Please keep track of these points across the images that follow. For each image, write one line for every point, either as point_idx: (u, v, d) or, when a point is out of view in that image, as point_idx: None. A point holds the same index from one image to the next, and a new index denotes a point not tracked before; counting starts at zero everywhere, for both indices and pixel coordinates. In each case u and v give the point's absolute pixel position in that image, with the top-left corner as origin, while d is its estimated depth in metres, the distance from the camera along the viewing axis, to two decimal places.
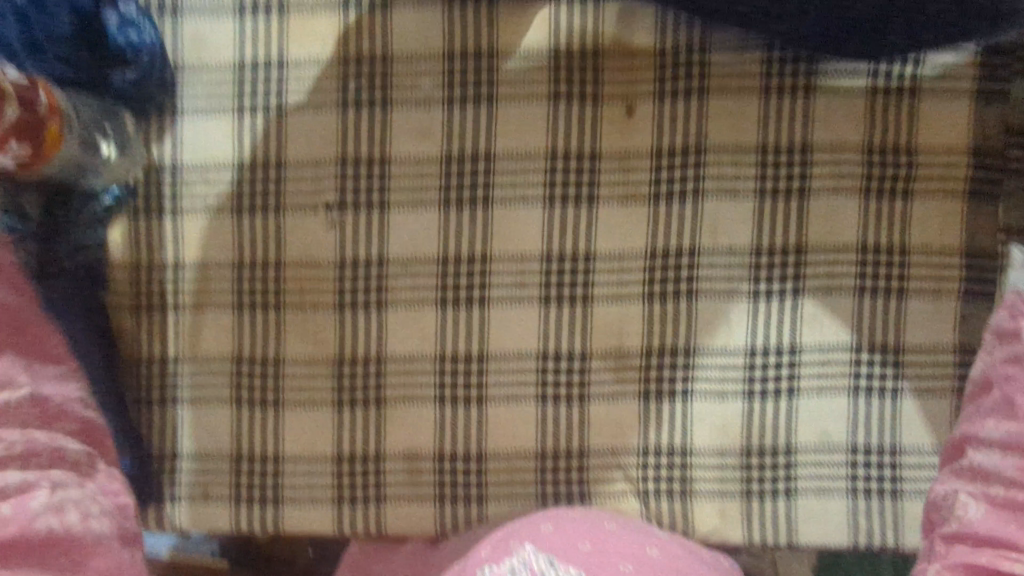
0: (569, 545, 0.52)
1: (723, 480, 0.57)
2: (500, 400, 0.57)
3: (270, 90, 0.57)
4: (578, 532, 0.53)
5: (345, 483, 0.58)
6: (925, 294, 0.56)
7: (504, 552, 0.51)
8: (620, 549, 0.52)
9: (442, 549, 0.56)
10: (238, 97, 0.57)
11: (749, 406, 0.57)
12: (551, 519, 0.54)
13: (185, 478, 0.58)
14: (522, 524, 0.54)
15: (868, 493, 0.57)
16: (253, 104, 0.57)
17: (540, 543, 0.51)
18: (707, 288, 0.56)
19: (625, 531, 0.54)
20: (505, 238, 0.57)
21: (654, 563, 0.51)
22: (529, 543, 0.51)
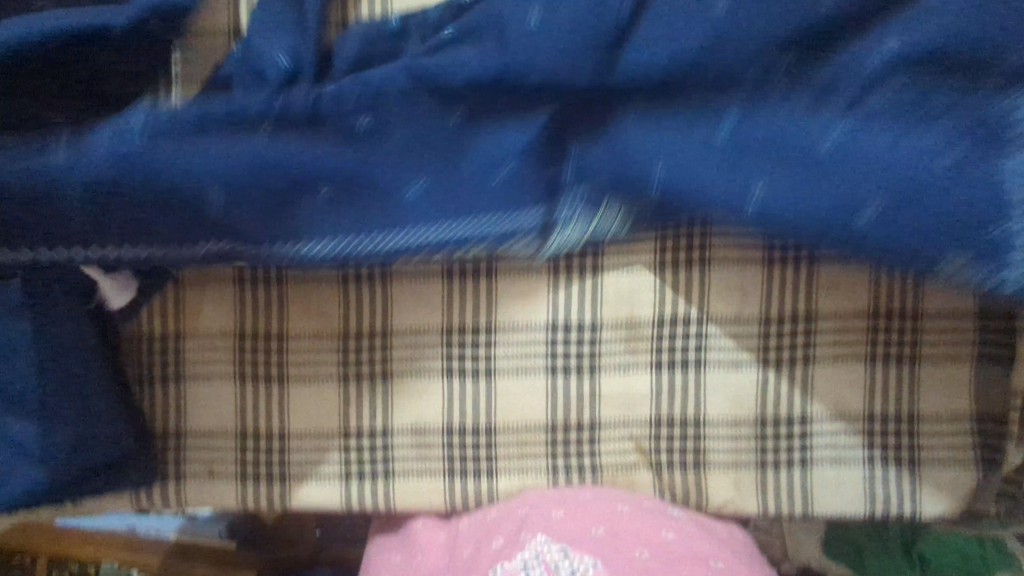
0: (581, 532, 0.53)
1: (737, 450, 0.56)
2: (509, 373, 0.56)
3: None
4: (589, 517, 0.54)
5: (352, 459, 0.57)
6: None
7: (517, 544, 0.53)
8: (631, 534, 0.53)
9: (458, 534, 0.57)
10: (215, 57, 0.52)
11: (764, 375, 0.55)
12: (560, 503, 0.55)
13: (191, 455, 0.58)
14: (532, 511, 0.55)
15: (884, 462, 0.56)
16: None
17: (551, 533, 0.53)
18: (720, 256, 0.54)
19: (637, 513, 0.55)
20: None
21: (670, 548, 0.53)
22: (541, 534, 0.53)
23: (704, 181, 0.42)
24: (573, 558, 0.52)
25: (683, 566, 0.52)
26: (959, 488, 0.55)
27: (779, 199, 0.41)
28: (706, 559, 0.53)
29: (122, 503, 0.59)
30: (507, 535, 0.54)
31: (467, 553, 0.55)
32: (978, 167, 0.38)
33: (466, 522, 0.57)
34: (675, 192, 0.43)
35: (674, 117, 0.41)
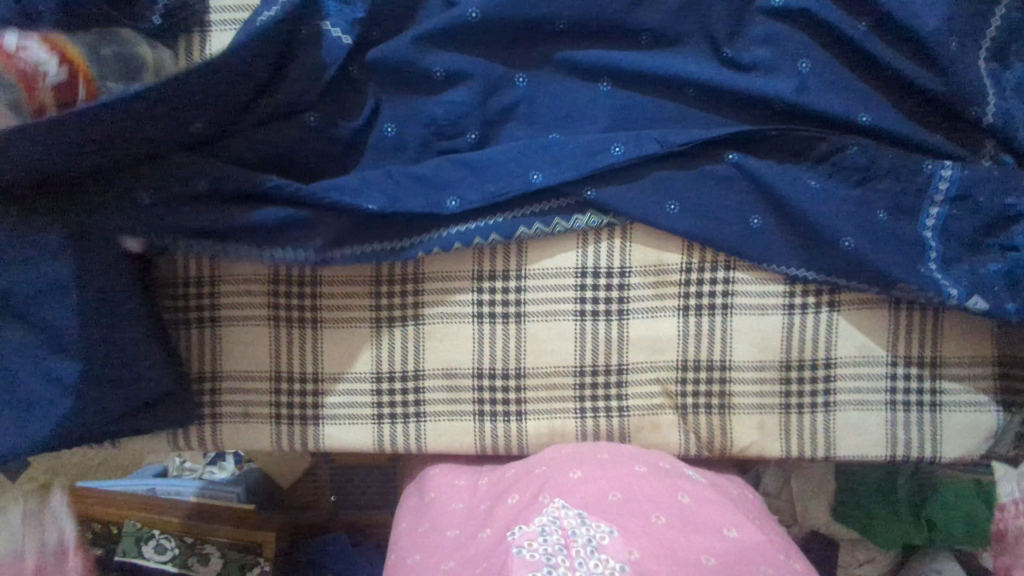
0: (599, 496, 0.51)
1: (762, 393, 0.58)
2: (540, 316, 0.57)
3: None
4: (607, 482, 0.52)
5: (384, 400, 0.58)
6: None
7: (534, 509, 0.50)
8: (654, 498, 0.51)
9: (476, 489, 0.58)
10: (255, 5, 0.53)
11: (790, 319, 0.56)
12: (578, 465, 0.54)
13: (225, 397, 0.59)
14: (549, 469, 0.54)
15: (907, 406, 0.57)
16: None
17: (568, 498, 0.50)
18: None
19: (656, 475, 0.54)
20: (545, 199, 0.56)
21: (686, 513, 0.50)
22: (558, 499, 0.50)
23: (715, 207, 0.53)
24: (590, 525, 0.47)
25: (697, 531, 0.48)
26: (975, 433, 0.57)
27: (776, 235, 0.53)
28: (720, 527, 0.50)
29: (160, 441, 0.60)
30: (523, 493, 0.53)
31: (484, 505, 0.55)
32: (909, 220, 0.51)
33: (485, 483, 0.58)
34: (695, 226, 0.53)
35: (694, 157, 0.54)
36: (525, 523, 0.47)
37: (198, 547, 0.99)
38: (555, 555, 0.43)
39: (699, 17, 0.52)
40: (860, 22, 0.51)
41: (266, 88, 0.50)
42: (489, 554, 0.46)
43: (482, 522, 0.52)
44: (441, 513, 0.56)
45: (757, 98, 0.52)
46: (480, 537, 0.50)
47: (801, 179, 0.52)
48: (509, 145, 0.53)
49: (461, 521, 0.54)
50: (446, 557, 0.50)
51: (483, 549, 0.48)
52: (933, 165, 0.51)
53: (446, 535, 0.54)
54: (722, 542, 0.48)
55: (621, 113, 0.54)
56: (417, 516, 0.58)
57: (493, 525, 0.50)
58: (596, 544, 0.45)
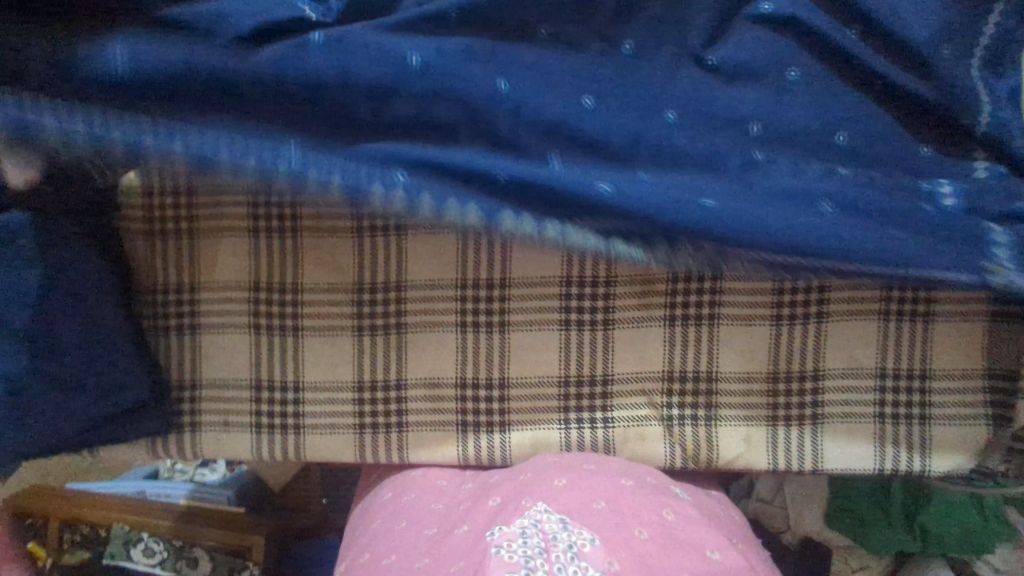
0: (583, 505, 0.50)
1: (748, 405, 0.57)
2: (524, 326, 0.56)
3: None
4: (592, 492, 0.51)
5: (366, 411, 0.58)
6: (951, 320, 0.54)
7: (515, 511, 0.49)
8: (635, 507, 0.51)
9: (459, 492, 0.56)
10: None
11: (778, 331, 0.55)
12: (564, 472, 0.53)
13: (206, 404, 0.59)
14: (535, 476, 0.53)
15: (896, 419, 0.56)
16: None
17: (552, 502, 0.49)
18: (730, 297, 0.55)
19: (643, 490, 0.53)
20: (523, 260, 0.55)
21: (669, 531, 0.49)
22: (541, 502, 0.49)
23: (759, 218, 0.42)
24: (572, 530, 0.46)
25: (679, 548, 0.48)
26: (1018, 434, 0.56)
27: (846, 226, 0.42)
28: (702, 548, 0.49)
29: (138, 451, 0.59)
30: (504, 495, 0.52)
31: (461, 508, 0.53)
32: (949, 231, 0.43)
33: (469, 485, 0.56)
34: (740, 223, 0.42)
35: (711, 167, 0.44)
36: (505, 523, 0.46)
37: (188, 550, 0.99)
38: (533, 558, 0.42)
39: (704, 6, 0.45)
40: None
41: None
42: (470, 549, 0.45)
43: (460, 520, 0.51)
44: (420, 511, 0.55)
45: None
46: (461, 531, 0.49)
47: None
48: None
49: (436, 519, 0.53)
50: (421, 555, 0.49)
51: (461, 546, 0.47)
52: (930, 182, 0.44)
53: (421, 531, 0.52)
54: (702, 562, 0.47)
55: None
56: (391, 515, 0.56)
57: (471, 521, 0.50)
58: (576, 551, 0.44)
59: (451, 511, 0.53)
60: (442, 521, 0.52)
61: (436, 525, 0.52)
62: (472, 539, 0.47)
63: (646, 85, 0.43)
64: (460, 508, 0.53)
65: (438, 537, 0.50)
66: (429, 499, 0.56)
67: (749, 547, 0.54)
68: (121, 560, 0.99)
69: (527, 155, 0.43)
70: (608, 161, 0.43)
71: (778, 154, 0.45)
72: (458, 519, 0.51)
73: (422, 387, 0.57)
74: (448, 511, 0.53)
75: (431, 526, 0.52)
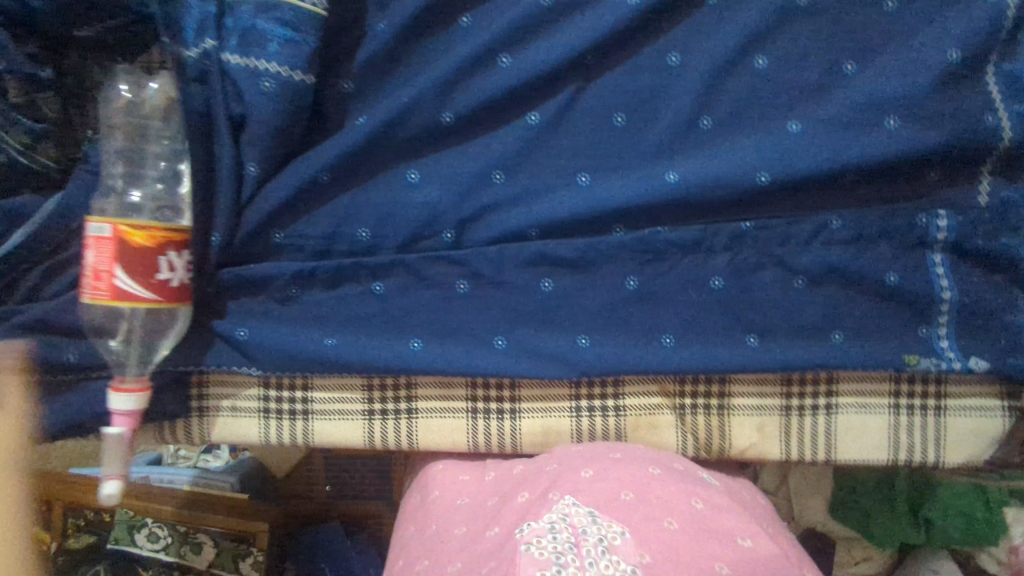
0: (609, 496, 0.49)
1: (762, 396, 0.56)
2: (539, 328, 0.54)
3: (239, 18, 0.50)
4: (619, 482, 0.51)
5: (376, 396, 0.57)
6: (969, 379, 0.55)
7: (543, 506, 0.48)
8: (665, 497, 0.50)
9: (483, 485, 0.57)
10: (219, 15, 0.51)
11: (800, 332, 0.54)
12: (590, 463, 0.53)
13: (212, 390, 0.57)
14: (560, 467, 0.53)
15: (911, 409, 0.56)
16: (236, 10, 0.50)
17: (578, 495, 0.49)
18: (740, 379, 0.56)
19: (670, 477, 0.52)
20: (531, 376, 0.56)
21: (697, 518, 0.49)
22: (567, 496, 0.49)
23: (728, 355, 0.53)
24: (601, 524, 0.45)
25: (711, 539, 0.47)
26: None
27: (776, 350, 0.54)
28: (732, 535, 0.48)
29: (146, 436, 0.58)
30: (533, 490, 0.51)
31: (491, 502, 0.54)
32: (894, 301, 0.54)
33: (495, 476, 0.57)
34: (693, 362, 0.54)
35: (686, 291, 0.54)
36: (533, 520, 0.45)
37: (191, 535, 0.98)
38: (564, 554, 0.41)
39: (662, 29, 0.53)
40: (840, 28, 0.52)
41: (255, 105, 0.51)
42: (498, 553, 0.45)
43: (488, 523, 0.50)
44: (446, 512, 0.56)
45: (738, 131, 0.53)
46: (491, 534, 0.49)
47: (795, 182, 0.53)
48: (497, 151, 0.54)
49: (466, 522, 0.53)
50: (452, 559, 0.49)
51: (495, 541, 0.47)
52: (927, 216, 0.53)
53: (449, 535, 0.52)
54: (735, 551, 0.46)
55: (609, 136, 0.54)
56: (420, 522, 0.57)
57: (501, 521, 0.50)
58: (607, 544, 0.43)
59: (479, 508, 0.54)
60: (471, 522, 0.52)
61: (465, 527, 0.52)
62: (502, 538, 0.46)
63: (626, 153, 0.54)
64: (489, 509, 0.53)
65: (468, 543, 0.50)
66: (457, 498, 0.57)
67: (772, 522, 0.55)
68: (125, 545, 0.99)
69: (526, 291, 0.54)
70: (601, 319, 0.54)
71: (739, 275, 0.54)
72: (492, 518, 0.51)
73: (435, 383, 0.57)
74: (478, 513, 0.53)
75: (462, 530, 0.52)
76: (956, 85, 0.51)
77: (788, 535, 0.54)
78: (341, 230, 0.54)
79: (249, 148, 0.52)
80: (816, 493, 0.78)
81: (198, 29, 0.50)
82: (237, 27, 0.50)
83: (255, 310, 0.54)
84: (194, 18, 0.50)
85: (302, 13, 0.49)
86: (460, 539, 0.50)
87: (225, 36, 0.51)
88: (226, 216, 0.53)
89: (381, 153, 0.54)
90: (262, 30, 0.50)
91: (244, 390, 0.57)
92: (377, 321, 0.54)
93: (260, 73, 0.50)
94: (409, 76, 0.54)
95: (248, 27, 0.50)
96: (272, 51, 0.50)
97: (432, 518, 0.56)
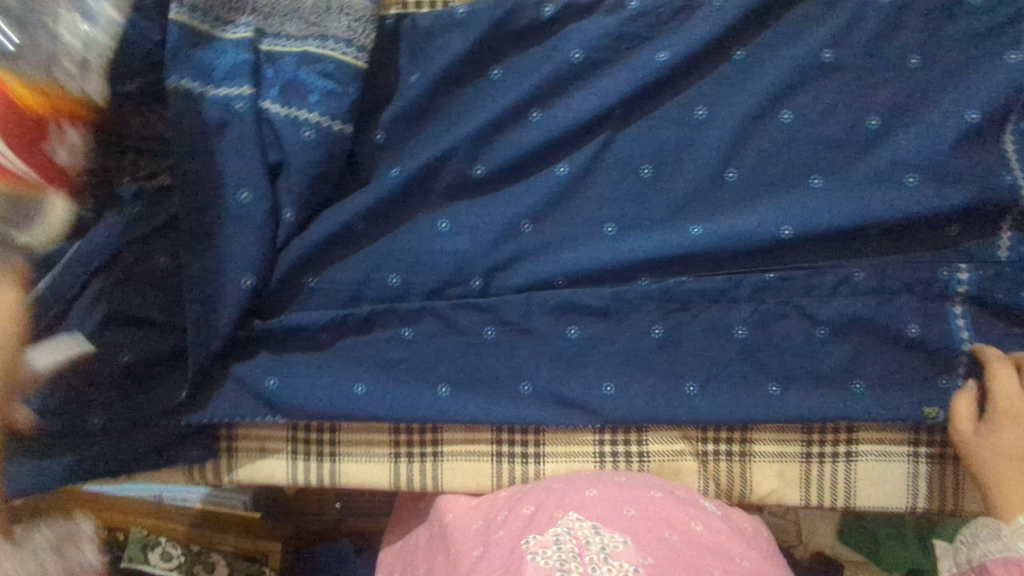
0: (614, 511, 0.51)
1: (783, 443, 0.57)
2: (561, 374, 0.55)
3: (281, 69, 0.52)
4: (623, 499, 0.52)
5: (402, 440, 0.58)
6: None
7: (547, 520, 0.50)
8: (666, 519, 0.51)
9: (495, 499, 0.57)
10: (259, 66, 0.52)
11: (821, 382, 0.55)
12: (594, 483, 0.54)
13: (242, 431, 0.58)
14: (566, 486, 0.54)
15: (929, 458, 0.56)
16: (278, 62, 0.52)
17: (583, 510, 0.51)
18: (760, 429, 0.57)
19: (672, 500, 0.54)
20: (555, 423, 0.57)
21: (697, 540, 0.51)
22: (571, 511, 0.51)
23: (748, 404, 0.54)
24: (603, 534, 0.48)
25: (708, 555, 0.49)
26: (1010, 458, 0.51)
27: (798, 401, 0.54)
28: (733, 556, 0.50)
29: (177, 476, 0.59)
30: (536, 502, 0.53)
31: (500, 515, 0.55)
32: (916, 353, 0.54)
33: (505, 492, 0.57)
34: (715, 411, 0.55)
35: (711, 340, 0.55)
36: (539, 531, 0.48)
37: (206, 555, 0.94)
38: (568, 562, 0.44)
39: (688, 84, 0.55)
40: (866, 84, 0.53)
41: (295, 156, 0.52)
42: (507, 563, 0.47)
43: (495, 530, 0.53)
44: (453, 536, 0.55)
45: (764, 183, 0.54)
46: (499, 535, 0.52)
47: (817, 238, 0.54)
48: (525, 199, 0.55)
49: (473, 531, 0.55)
50: (461, 566, 0.52)
51: (501, 547, 0.50)
52: (948, 270, 0.54)
53: (458, 542, 0.55)
54: (732, 568, 0.49)
55: (636, 186, 0.55)
56: (435, 538, 0.58)
57: (506, 526, 0.53)
58: (609, 552, 0.46)
59: (483, 521, 0.55)
60: (475, 534, 0.54)
61: (473, 539, 0.54)
62: (510, 543, 0.49)
63: (653, 202, 0.55)
64: (492, 521, 0.55)
65: (471, 552, 0.53)
66: (467, 505, 0.58)
67: (765, 543, 0.56)
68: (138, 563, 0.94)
69: (552, 339, 0.55)
70: (626, 365, 0.55)
71: (764, 325, 0.55)
72: (500, 524, 0.53)
73: (460, 427, 0.58)
74: (485, 523, 0.55)
75: (468, 531, 0.55)
76: (978, 143, 0.53)
77: (778, 556, 0.55)
78: (372, 276, 0.55)
79: (285, 195, 0.53)
80: (826, 526, 0.78)
81: (232, 73, 0.52)
82: (278, 78, 0.52)
83: (285, 357, 0.55)
84: (228, 63, 0.52)
85: (344, 66, 0.51)
86: (469, 545, 0.53)
87: (266, 87, 0.52)
88: (268, 262, 0.53)
89: (413, 202, 0.56)
90: (304, 83, 0.52)
91: (264, 428, 0.58)
92: (404, 366, 0.55)
93: (300, 123, 0.52)
94: (442, 127, 0.55)
95: (290, 79, 0.52)
96: (313, 101, 0.51)
97: (443, 531, 0.57)
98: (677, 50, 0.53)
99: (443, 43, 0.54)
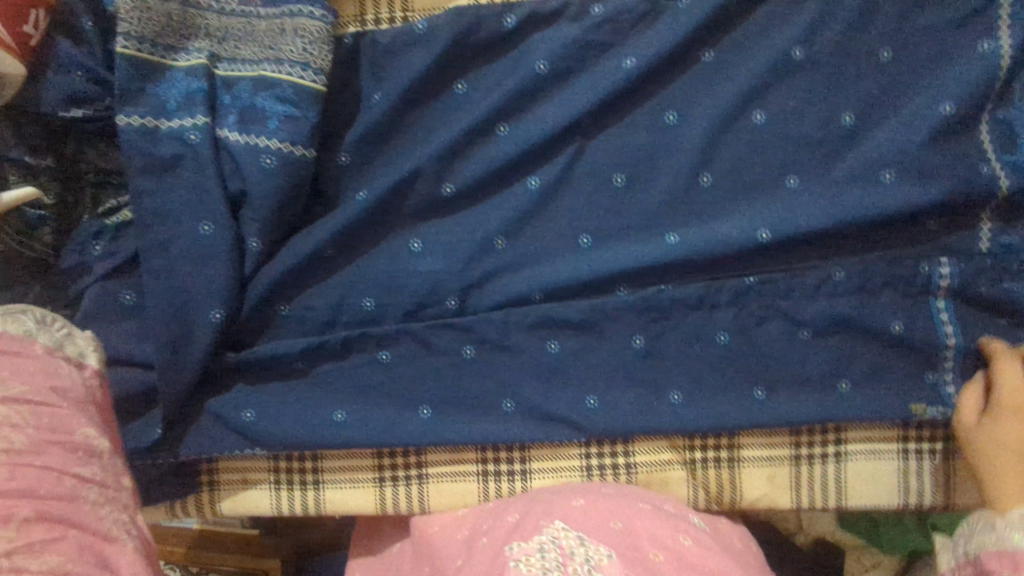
0: (600, 524, 0.50)
1: (771, 446, 0.56)
2: (543, 390, 0.54)
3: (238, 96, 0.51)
4: (609, 512, 0.52)
5: (386, 464, 0.57)
6: None
7: (532, 530, 0.50)
8: (653, 534, 0.51)
9: (480, 512, 0.56)
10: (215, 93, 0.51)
11: (807, 384, 0.54)
12: (581, 493, 0.53)
13: (223, 464, 0.57)
14: (553, 496, 0.53)
15: (919, 454, 0.56)
16: (234, 88, 0.51)
17: (569, 520, 0.50)
18: (748, 433, 0.56)
19: (660, 514, 0.53)
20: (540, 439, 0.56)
21: (684, 556, 0.50)
22: (557, 520, 0.50)
23: (732, 412, 0.53)
24: (589, 546, 0.48)
25: None
26: (1012, 450, 0.50)
27: (784, 404, 0.53)
28: None
29: (157, 513, 0.58)
30: (522, 510, 0.53)
31: (484, 525, 0.54)
32: (900, 351, 0.54)
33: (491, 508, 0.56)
34: (699, 420, 0.54)
35: (692, 347, 0.54)
36: (524, 539, 0.48)
37: None
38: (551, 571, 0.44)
39: (656, 88, 0.54)
40: (838, 80, 0.52)
41: (256, 183, 0.50)
42: (492, 566, 0.48)
43: (484, 538, 0.52)
44: (437, 548, 0.55)
45: (738, 186, 0.53)
46: (486, 547, 0.51)
47: (795, 240, 0.53)
48: (497, 214, 0.54)
49: (462, 539, 0.54)
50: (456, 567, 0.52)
51: (485, 559, 0.49)
52: (929, 265, 0.53)
53: (446, 555, 0.54)
54: None
55: (609, 195, 0.54)
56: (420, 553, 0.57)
57: (491, 536, 0.52)
58: (593, 564, 0.46)
59: (472, 529, 0.55)
60: (463, 545, 0.54)
61: (461, 550, 0.53)
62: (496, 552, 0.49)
63: (627, 210, 0.54)
64: (477, 530, 0.54)
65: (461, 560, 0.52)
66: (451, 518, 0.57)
67: (750, 556, 0.55)
68: None
69: (531, 355, 0.54)
70: (609, 378, 0.54)
71: (745, 330, 0.54)
72: (486, 533, 0.53)
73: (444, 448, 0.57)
74: (473, 534, 0.54)
75: (457, 541, 0.55)
76: (952, 135, 0.52)
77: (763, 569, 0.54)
78: (344, 302, 0.54)
79: (249, 226, 0.52)
80: None
81: (185, 102, 0.50)
82: (235, 104, 0.51)
83: (259, 389, 0.54)
84: (180, 91, 0.50)
85: (301, 90, 0.50)
86: (459, 553, 0.53)
87: (223, 115, 0.51)
88: (235, 294, 0.52)
89: (383, 223, 0.55)
90: (262, 109, 0.50)
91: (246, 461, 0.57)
92: (383, 391, 0.54)
93: (260, 150, 0.50)
94: (408, 145, 0.54)
95: (248, 105, 0.50)
96: (272, 127, 0.50)
97: (427, 544, 0.57)
98: (643, 55, 0.52)
99: (404, 60, 0.53)
